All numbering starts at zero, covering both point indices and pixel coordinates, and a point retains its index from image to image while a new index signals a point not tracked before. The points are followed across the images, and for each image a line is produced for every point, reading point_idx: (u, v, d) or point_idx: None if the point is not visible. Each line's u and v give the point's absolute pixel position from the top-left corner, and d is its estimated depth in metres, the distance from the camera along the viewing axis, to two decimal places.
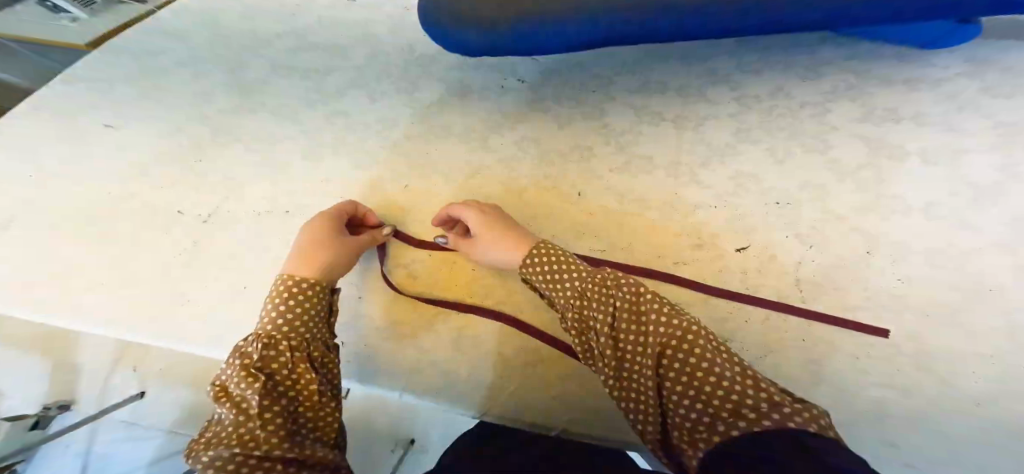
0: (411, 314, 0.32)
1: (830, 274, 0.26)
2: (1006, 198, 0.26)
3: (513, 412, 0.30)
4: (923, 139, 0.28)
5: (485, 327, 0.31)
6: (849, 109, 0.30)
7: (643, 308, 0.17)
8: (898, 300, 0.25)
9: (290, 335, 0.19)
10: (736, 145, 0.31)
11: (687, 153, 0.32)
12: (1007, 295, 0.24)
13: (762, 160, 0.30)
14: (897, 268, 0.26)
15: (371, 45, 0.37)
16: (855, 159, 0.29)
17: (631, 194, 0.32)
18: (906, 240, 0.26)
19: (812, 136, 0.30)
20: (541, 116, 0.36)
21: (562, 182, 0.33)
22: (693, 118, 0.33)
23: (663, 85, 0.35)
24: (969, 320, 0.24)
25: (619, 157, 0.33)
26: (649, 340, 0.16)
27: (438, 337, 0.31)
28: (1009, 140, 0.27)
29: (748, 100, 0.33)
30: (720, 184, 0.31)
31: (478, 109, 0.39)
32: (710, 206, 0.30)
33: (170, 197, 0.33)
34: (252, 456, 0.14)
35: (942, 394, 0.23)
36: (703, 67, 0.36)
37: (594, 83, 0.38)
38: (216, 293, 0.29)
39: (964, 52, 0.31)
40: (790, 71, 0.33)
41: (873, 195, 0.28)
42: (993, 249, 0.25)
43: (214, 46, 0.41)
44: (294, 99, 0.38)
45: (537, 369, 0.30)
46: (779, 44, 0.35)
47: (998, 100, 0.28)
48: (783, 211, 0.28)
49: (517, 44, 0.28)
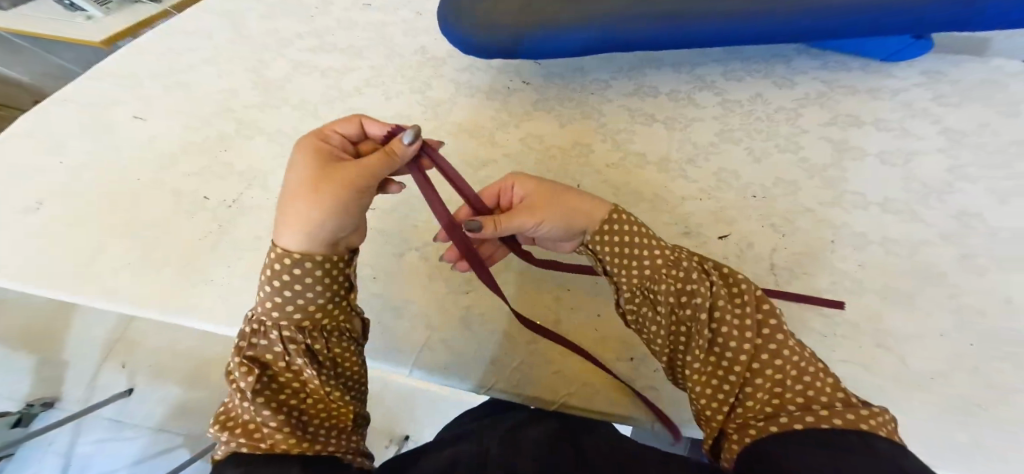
0: (412, 289, 0.30)
1: (802, 260, 0.26)
2: (953, 194, 0.26)
3: (516, 384, 0.28)
4: (884, 144, 0.28)
5: (483, 300, 0.30)
6: (819, 115, 0.30)
7: (740, 300, 0.19)
8: (858, 285, 0.25)
9: (288, 319, 0.17)
10: (720, 144, 0.30)
11: (676, 150, 0.31)
12: (952, 281, 0.25)
13: (742, 159, 0.29)
14: (855, 256, 0.26)
15: (373, 61, 0.38)
16: (824, 158, 0.28)
17: (623, 186, 0.30)
18: (868, 232, 0.26)
19: (787, 138, 0.29)
20: (541, 114, 0.34)
21: (561, 174, 0.31)
22: (682, 118, 0.32)
23: (655, 88, 0.34)
24: (919, 300, 0.24)
25: (613, 152, 0.31)
26: (724, 329, 0.18)
27: (441, 310, 0.30)
28: (958, 145, 0.27)
29: (732, 104, 0.31)
30: (704, 178, 0.29)
31: (469, 98, 0.35)
32: (694, 199, 0.29)
33: (171, 193, 0.33)
34: (245, 436, 0.16)
35: (906, 374, 0.23)
36: (689, 70, 0.34)
37: (592, 84, 0.35)
38: (228, 272, 0.30)
39: (920, 65, 0.30)
40: (765, 77, 0.32)
41: (838, 192, 0.27)
42: (939, 241, 0.26)
43: (173, 58, 0.41)
44: (292, 90, 0.37)
45: (537, 344, 0.29)
46: (752, 51, 0.33)
47: (947, 109, 0.29)
48: (758, 204, 0.28)
49: (529, 50, 0.31)
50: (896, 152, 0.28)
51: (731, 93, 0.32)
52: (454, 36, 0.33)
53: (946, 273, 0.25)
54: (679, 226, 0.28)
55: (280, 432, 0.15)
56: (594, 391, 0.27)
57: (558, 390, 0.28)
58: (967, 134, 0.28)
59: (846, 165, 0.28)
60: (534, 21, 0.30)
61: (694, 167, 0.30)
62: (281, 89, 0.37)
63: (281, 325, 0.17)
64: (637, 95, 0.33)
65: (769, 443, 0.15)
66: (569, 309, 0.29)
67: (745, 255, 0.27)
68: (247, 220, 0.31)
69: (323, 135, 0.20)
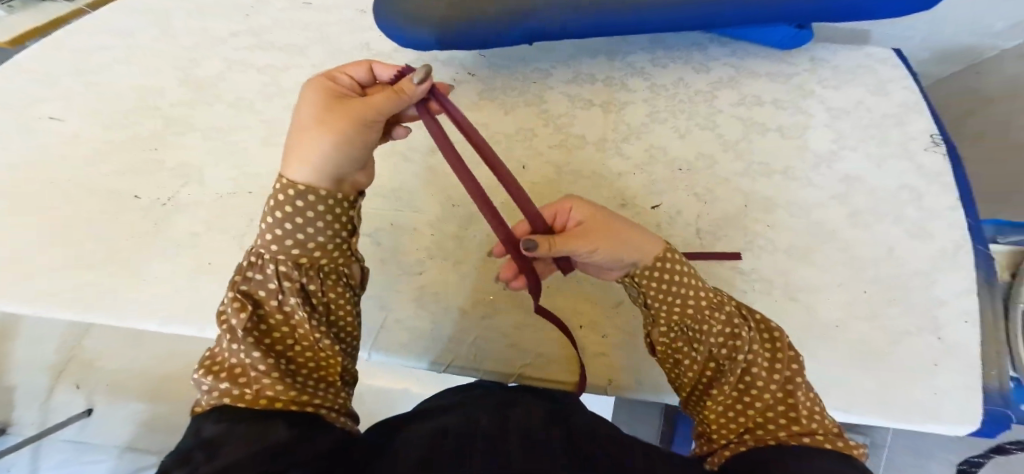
0: (364, 278, 0.31)
1: (722, 224, 0.29)
2: (841, 161, 0.31)
3: (475, 361, 0.29)
4: (784, 120, 0.32)
5: (436, 284, 0.31)
6: (731, 96, 0.33)
7: (769, 349, 0.18)
8: (768, 243, 0.29)
9: (291, 252, 0.16)
10: (649, 124, 0.33)
11: (611, 131, 0.33)
12: (841, 234, 0.29)
13: (668, 136, 0.32)
14: (765, 217, 0.29)
15: (311, 49, 0.37)
16: (736, 133, 0.32)
17: (565, 166, 0.32)
18: (774, 196, 0.30)
19: (705, 117, 0.33)
20: (486, 103, 0.35)
21: (506, 159, 0.33)
22: (615, 102, 0.34)
23: (591, 75, 0.36)
24: (817, 251, 0.28)
25: (555, 136, 0.33)
26: (750, 369, 0.17)
27: (397, 297, 0.31)
28: (844, 119, 0.32)
29: (659, 88, 0.34)
30: (637, 156, 0.32)
31: None
32: (628, 175, 0.31)
33: (98, 196, 0.32)
34: (234, 384, 0.14)
35: (806, 316, 0.26)
36: (620, 57, 0.36)
37: (534, 73, 0.36)
38: (171, 272, 0.29)
39: (811, 51, 0.35)
40: (686, 63, 0.35)
41: (748, 163, 0.31)
42: (831, 200, 0.30)
43: (91, 53, 0.38)
44: (225, 84, 0.36)
45: (492, 321, 0.30)
46: (675, 40, 0.36)
47: (834, 88, 0.33)
48: (682, 176, 0.31)
49: (464, 42, 0.32)
50: (795, 128, 0.32)
51: (657, 80, 0.35)
52: (390, 30, 0.33)
53: (836, 227, 0.29)
54: (616, 200, 0.31)
55: (273, 383, 0.14)
56: (548, 360, 0.29)
57: (516, 361, 0.29)
58: (849, 110, 0.32)
59: (754, 139, 0.32)
60: (465, 12, 0.31)
61: (628, 145, 0.32)
62: (215, 85, 0.36)
63: (277, 259, 0.16)
64: (573, 84, 0.35)
65: (760, 452, 0.15)
66: (520, 287, 0.30)
67: (674, 222, 0.30)
68: (186, 217, 0.30)
69: (332, 77, 0.19)
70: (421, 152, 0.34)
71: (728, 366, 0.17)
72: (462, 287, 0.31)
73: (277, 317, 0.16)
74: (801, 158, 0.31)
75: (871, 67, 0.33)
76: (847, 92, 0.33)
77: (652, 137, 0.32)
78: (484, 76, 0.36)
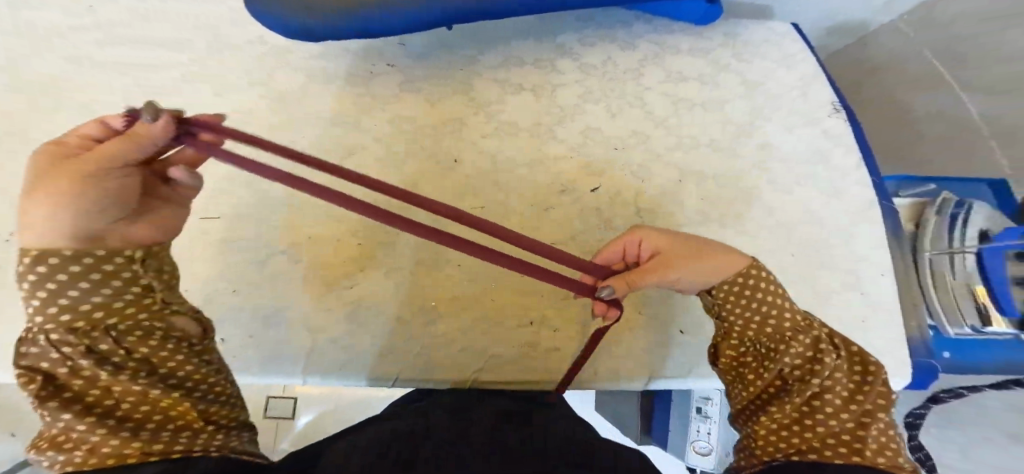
0: (291, 296, 0.27)
1: (661, 201, 0.29)
2: (760, 130, 0.32)
3: (424, 372, 0.27)
4: (707, 94, 0.33)
5: (372, 296, 0.28)
6: (656, 72, 0.33)
7: (861, 385, 0.14)
8: (704, 214, 0.29)
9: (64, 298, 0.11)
10: (581, 105, 0.32)
11: (544, 115, 0.32)
12: (766, 201, 0.30)
13: (600, 116, 0.32)
14: (699, 190, 0.30)
15: (190, 42, 0.31)
16: (665, 109, 0.32)
17: (499, 154, 0.30)
18: (706, 169, 0.30)
19: (634, 94, 0.32)
20: (410, 93, 0.32)
21: (436, 152, 0.30)
22: (546, 84, 0.33)
23: (519, 58, 0.34)
24: (747, 218, 0.29)
25: (486, 123, 0.31)
26: (830, 393, 0.14)
27: (330, 313, 0.27)
28: (760, 90, 0.33)
29: (588, 68, 0.33)
30: (571, 138, 0.31)
31: (323, 82, 0.31)
32: (566, 158, 0.30)
33: None
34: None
35: None
36: (547, 37, 0.34)
37: (462, 60, 0.33)
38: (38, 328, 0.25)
39: (727, 25, 0.35)
40: (612, 41, 0.34)
41: (678, 136, 0.31)
42: (757, 168, 0.31)
43: None
44: (77, 90, 0.29)
45: (438, 327, 0.28)
46: (598, 18, 0.35)
47: (750, 60, 0.34)
48: (617, 155, 0.31)
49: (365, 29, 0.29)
50: (719, 101, 0.33)
51: (587, 59, 0.34)
52: (274, 17, 0.28)
53: (762, 193, 0.30)
54: (555, 186, 0.30)
55: (106, 439, 0.10)
56: (502, 362, 0.27)
57: (467, 367, 0.27)
58: (764, 82, 0.33)
59: (683, 114, 0.32)
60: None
61: (563, 128, 0.31)
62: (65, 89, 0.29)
63: (43, 328, 0.11)
64: (503, 67, 0.33)
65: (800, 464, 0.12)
66: (465, 289, 0.28)
67: (614, 203, 0.29)
68: None
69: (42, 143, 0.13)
70: (336, 151, 0.29)
71: (797, 384, 0.15)
72: (404, 294, 0.28)
73: (80, 384, 0.11)
74: (728, 129, 0.32)
75: (782, 39, 0.35)
76: (763, 62, 0.34)
77: (586, 118, 0.32)
78: (404, 60, 0.32)
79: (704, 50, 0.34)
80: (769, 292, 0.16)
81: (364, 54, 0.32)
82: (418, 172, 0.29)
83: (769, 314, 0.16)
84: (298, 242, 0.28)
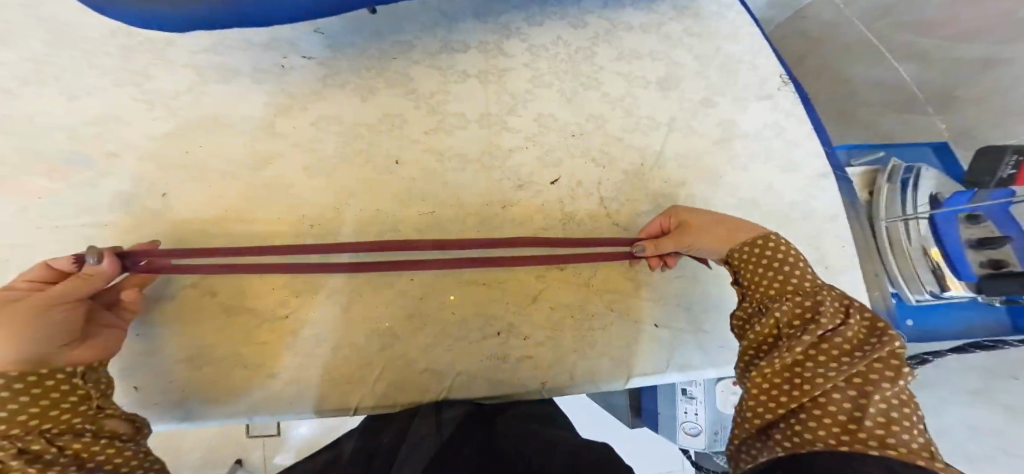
0: (211, 339, 0.23)
1: (620, 186, 0.29)
2: (718, 109, 0.31)
3: (382, 400, 0.24)
4: (664, 71, 0.31)
5: (311, 324, 0.24)
6: (609, 50, 0.31)
7: (870, 347, 0.15)
8: (662, 197, 0.29)
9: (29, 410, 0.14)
10: (533, 90, 0.29)
11: (493, 104, 0.29)
12: (726, 179, 0.30)
13: (554, 102, 0.29)
14: (658, 171, 0.29)
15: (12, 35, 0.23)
16: (620, 90, 0.30)
17: (449, 152, 0.28)
18: (664, 149, 0.29)
19: (587, 76, 0.30)
20: (335, 88, 0.27)
21: (374, 153, 0.27)
22: (493, 70, 0.29)
23: (461, 40, 0.29)
24: (706, 198, 0.29)
25: (430, 118, 0.28)
26: (831, 345, 0.15)
27: (260, 351, 0.24)
28: (720, 65, 0.31)
29: (538, 49, 0.30)
30: (527, 127, 0.29)
31: (223, 80, 0.25)
32: (521, 149, 0.28)
33: None
34: None
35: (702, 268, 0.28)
36: (490, 13, 0.30)
37: (394, 47, 0.28)
38: None
39: None
40: (564, 15, 0.31)
41: (635, 118, 0.30)
42: (716, 147, 0.30)
43: None
44: None
45: (397, 345, 0.25)
46: None
47: (711, 30, 0.31)
48: (575, 142, 0.29)
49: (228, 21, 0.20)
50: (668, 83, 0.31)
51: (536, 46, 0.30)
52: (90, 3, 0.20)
53: (721, 170, 0.30)
54: (513, 180, 0.28)
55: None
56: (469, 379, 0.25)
57: (436, 385, 0.25)
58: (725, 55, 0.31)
59: (638, 95, 0.30)
60: None
61: (516, 117, 0.29)
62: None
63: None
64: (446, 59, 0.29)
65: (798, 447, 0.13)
66: (417, 307, 0.26)
67: (576, 193, 0.28)
68: None
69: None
70: (257, 161, 0.25)
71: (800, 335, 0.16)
72: (348, 319, 0.25)
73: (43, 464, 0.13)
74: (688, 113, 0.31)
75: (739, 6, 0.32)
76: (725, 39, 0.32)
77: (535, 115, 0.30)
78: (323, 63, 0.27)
79: (666, 15, 0.31)
80: (784, 263, 0.18)
81: (268, 50, 0.26)
82: (359, 179, 0.26)
83: (777, 278, 0.18)
84: (225, 269, 0.24)
